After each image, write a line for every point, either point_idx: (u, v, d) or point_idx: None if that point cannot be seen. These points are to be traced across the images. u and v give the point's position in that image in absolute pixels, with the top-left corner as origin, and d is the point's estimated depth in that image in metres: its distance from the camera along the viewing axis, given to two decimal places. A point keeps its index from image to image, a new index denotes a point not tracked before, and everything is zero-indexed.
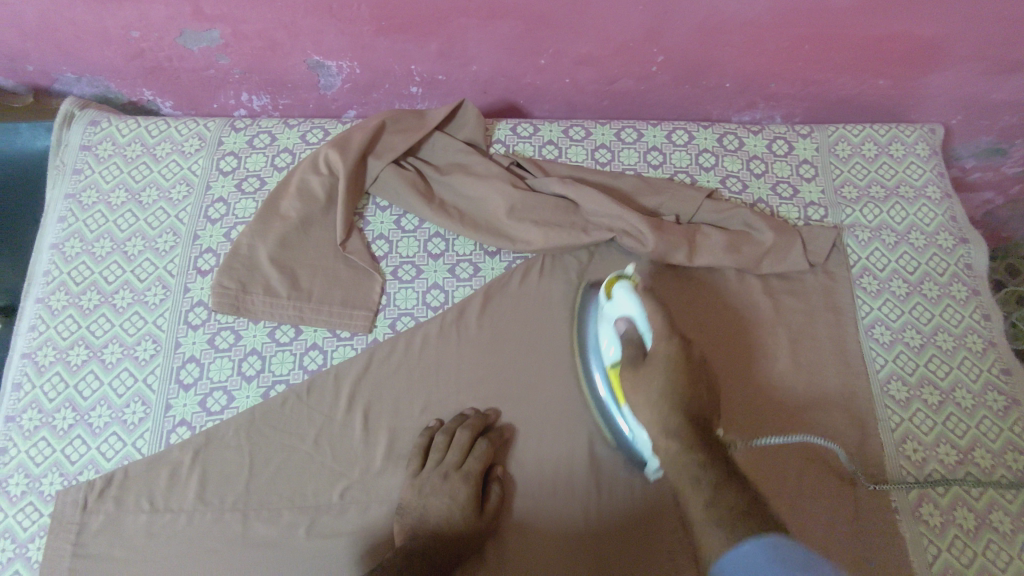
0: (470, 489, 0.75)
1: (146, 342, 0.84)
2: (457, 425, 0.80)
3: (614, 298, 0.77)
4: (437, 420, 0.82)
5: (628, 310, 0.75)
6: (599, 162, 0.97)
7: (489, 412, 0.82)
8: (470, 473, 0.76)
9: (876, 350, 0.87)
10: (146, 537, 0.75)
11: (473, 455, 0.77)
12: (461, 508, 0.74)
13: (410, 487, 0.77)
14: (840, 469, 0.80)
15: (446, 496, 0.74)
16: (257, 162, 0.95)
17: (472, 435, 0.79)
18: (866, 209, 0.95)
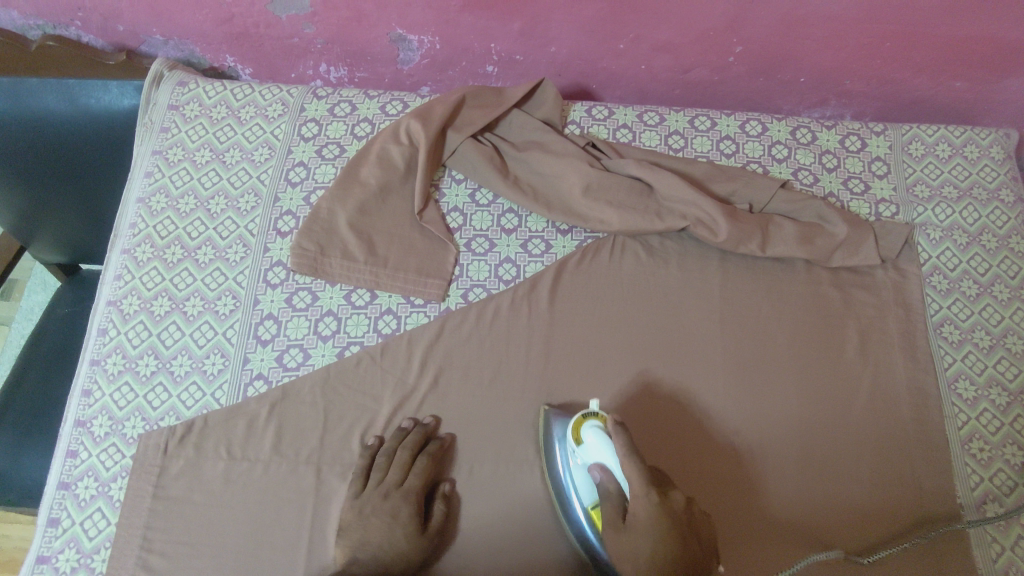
0: (412, 507, 0.75)
1: (226, 298, 0.87)
2: (397, 443, 0.79)
3: (582, 444, 0.74)
4: (408, 420, 0.81)
5: (601, 458, 0.72)
6: (672, 148, 0.98)
7: (430, 422, 0.81)
8: (410, 491, 0.76)
9: (945, 349, 0.87)
10: (223, 484, 0.77)
11: (414, 473, 0.77)
12: (403, 528, 0.74)
13: (350, 507, 0.76)
14: (903, 469, 0.81)
15: (386, 516, 0.75)
16: (338, 130, 0.97)
17: (412, 453, 0.78)
18: (938, 209, 0.95)
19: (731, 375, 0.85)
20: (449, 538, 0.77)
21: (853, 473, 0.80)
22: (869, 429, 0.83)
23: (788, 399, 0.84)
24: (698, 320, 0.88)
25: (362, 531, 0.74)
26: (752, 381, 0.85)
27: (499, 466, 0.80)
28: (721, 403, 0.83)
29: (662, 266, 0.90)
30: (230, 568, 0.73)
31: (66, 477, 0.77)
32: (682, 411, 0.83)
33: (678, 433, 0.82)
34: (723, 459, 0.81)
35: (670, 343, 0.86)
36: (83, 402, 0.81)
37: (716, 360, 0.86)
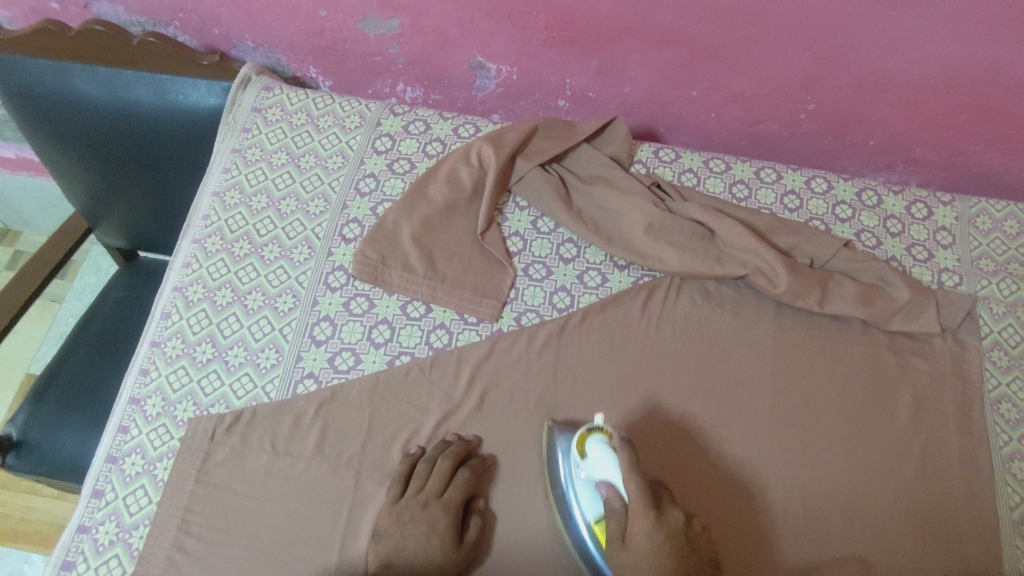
0: (450, 520, 0.75)
1: (287, 295, 0.89)
2: (439, 452, 0.79)
3: (587, 457, 0.74)
4: (454, 435, 0.81)
5: (606, 474, 0.72)
6: (736, 196, 0.98)
7: (472, 440, 0.81)
8: (449, 503, 0.76)
9: (1001, 426, 0.85)
10: (264, 477, 0.78)
11: (454, 485, 0.77)
12: (440, 539, 0.73)
13: (388, 512, 0.76)
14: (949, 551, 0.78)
15: (425, 524, 0.74)
16: (410, 147, 1.00)
17: (453, 464, 0.78)
18: (1003, 284, 0.94)
19: (784, 442, 0.83)
20: (481, 559, 0.76)
21: (895, 568, 0.77)
22: (918, 517, 0.80)
23: (839, 475, 0.81)
24: (753, 387, 0.86)
25: (399, 537, 0.74)
26: (801, 442, 0.83)
27: (537, 494, 0.80)
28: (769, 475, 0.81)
29: (713, 312, 0.90)
30: (263, 559, 0.74)
31: (115, 452, 0.79)
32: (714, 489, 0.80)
33: (666, 342, 0.88)
34: (708, 373, 0.87)
35: (719, 416, 0.84)
36: (139, 380, 0.83)
37: (766, 428, 0.84)
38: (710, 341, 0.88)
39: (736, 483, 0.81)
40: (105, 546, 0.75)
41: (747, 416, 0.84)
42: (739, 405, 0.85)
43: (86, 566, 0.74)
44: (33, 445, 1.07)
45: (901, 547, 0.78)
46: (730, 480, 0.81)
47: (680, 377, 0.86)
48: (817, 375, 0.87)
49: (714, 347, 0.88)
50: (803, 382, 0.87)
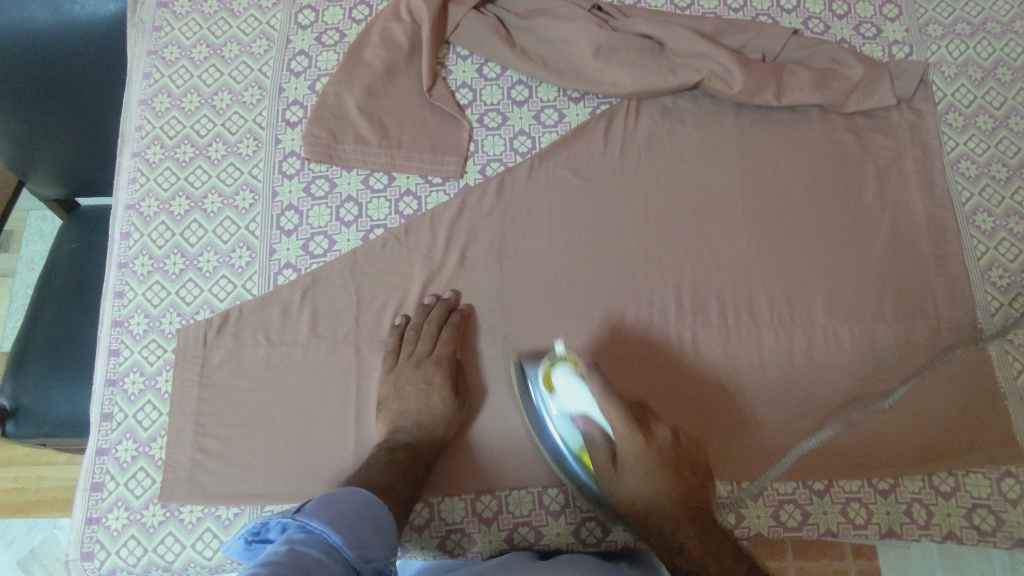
0: (445, 372, 0.78)
1: (244, 192, 0.86)
2: (423, 317, 0.80)
3: (557, 391, 0.73)
4: (433, 295, 0.82)
5: (580, 406, 0.71)
6: (678, 6, 0.95)
7: (450, 296, 0.82)
8: (441, 357, 0.78)
9: (962, 184, 0.88)
10: (266, 368, 0.80)
11: (442, 341, 0.79)
12: (438, 395, 0.77)
13: (387, 381, 0.79)
14: (922, 307, 0.83)
15: (421, 382, 0.77)
16: (335, 15, 0.93)
17: (438, 325, 0.80)
18: (952, 46, 0.93)
19: (761, 244, 0.85)
20: (479, 402, 0.80)
21: (878, 334, 0.82)
22: (896, 285, 0.84)
23: (824, 262, 0.85)
24: (725, 194, 0.87)
25: (400, 401, 0.78)
26: (778, 235, 0.86)
27: (535, 329, 0.82)
28: (749, 277, 0.84)
29: (677, 126, 0.89)
30: (283, 443, 0.77)
31: (113, 374, 0.79)
32: (695, 295, 0.84)
33: (641, 163, 0.88)
34: (679, 182, 0.88)
35: (696, 231, 0.86)
36: (117, 304, 0.82)
37: (743, 229, 0.86)
38: (678, 159, 0.88)
39: (720, 285, 0.84)
40: (128, 462, 0.76)
41: (724, 218, 0.86)
42: (713, 207, 0.87)
43: (114, 483, 0.75)
44: (29, 408, 1.00)
45: (882, 315, 0.83)
46: (716, 280, 0.84)
47: (656, 194, 0.87)
48: (787, 173, 0.88)
49: (683, 167, 0.88)
50: (774, 175, 0.88)
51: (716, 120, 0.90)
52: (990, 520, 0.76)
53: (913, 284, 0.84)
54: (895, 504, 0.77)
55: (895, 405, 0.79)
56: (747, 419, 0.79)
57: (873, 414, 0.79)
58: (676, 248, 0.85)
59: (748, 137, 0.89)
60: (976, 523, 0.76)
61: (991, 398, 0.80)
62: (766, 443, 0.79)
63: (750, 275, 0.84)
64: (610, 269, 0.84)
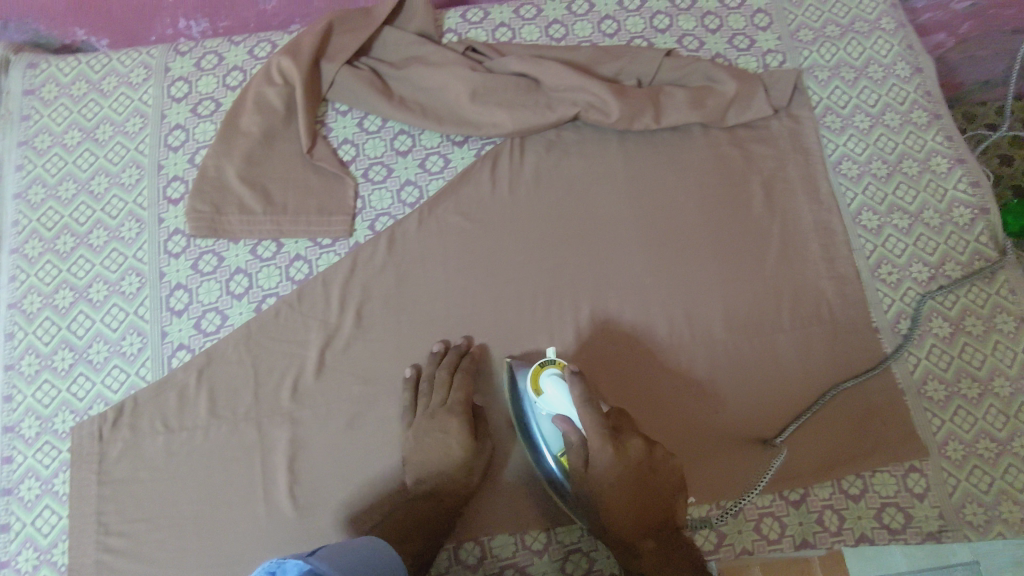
0: None
1: (130, 277, 0.84)
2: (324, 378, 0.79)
3: (543, 393, 0.73)
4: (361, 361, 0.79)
5: (561, 408, 0.72)
6: (553, 38, 0.95)
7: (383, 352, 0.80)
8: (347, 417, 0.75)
9: (845, 185, 0.90)
10: (166, 457, 0.78)
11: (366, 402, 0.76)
12: None
13: None
14: (815, 309, 0.84)
15: None
16: (209, 84, 0.92)
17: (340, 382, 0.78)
18: (823, 49, 0.95)
19: (655, 266, 0.86)
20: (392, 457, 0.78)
21: (777, 343, 0.83)
22: (789, 290, 0.85)
23: (720, 278, 0.85)
24: (616, 219, 0.87)
25: None
26: (670, 254, 0.86)
27: None
28: (645, 297, 0.85)
29: (562, 156, 0.89)
30: (192, 532, 0.75)
31: (7, 483, 0.77)
32: (596, 325, 0.84)
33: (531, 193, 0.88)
34: (569, 212, 0.87)
35: (591, 261, 0.86)
36: (7, 408, 0.80)
37: (636, 252, 0.86)
38: (567, 191, 0.88)
39: (619, 312, 0.84)
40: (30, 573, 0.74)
41: (616, 243, 0.86)
42: (605, 234, 0.87)
43: None
44: None
45: (780, 324, 0.84)
46: (615, 309, 0.84)
47: (548, 226, 0.87)
48: (675, 192, 0.88)
49: (573, 199, 0.88)
50: (661, 194, 0.88)
51: (600, 145, 0.90)
52: (899, 518, 0.77)
53: (805, 288, 0.85)
54: (807, 514, 0.77)
55: (792, 416, 0.80)
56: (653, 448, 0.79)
57: (771, 422, 0.80)
58: (573, 279, 0.85)
59: (633, 158, 0.89)
60: (887, 522, 0.77)
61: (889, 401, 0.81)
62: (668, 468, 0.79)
63: (645, 299, 0.84)
64: (507, 312, 0.84)
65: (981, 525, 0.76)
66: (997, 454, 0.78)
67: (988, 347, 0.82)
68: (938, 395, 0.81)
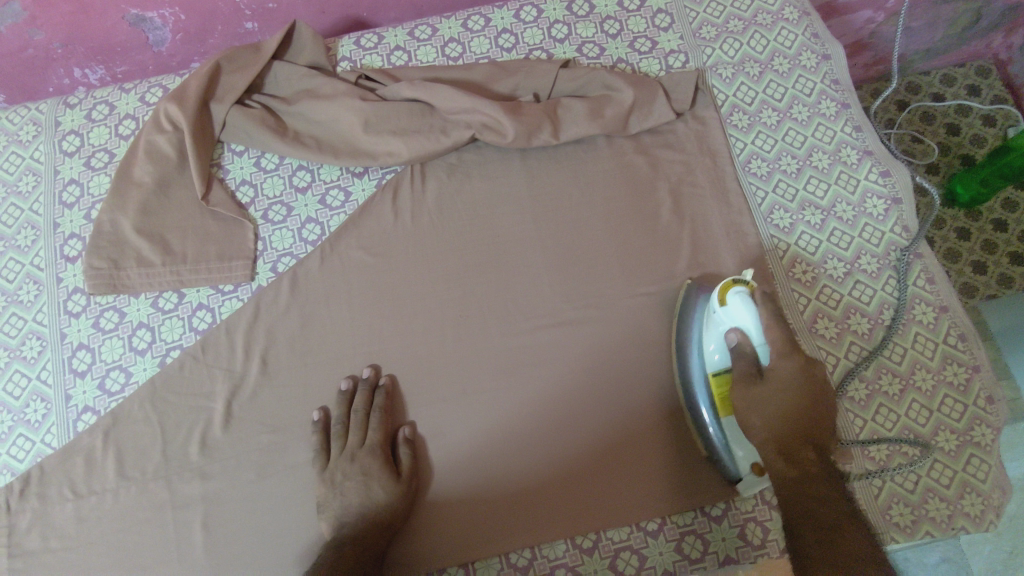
0: None
1: (31, 341, 0.83)
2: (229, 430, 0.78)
3: (726, 308, 0.71)
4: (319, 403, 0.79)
5: (743, 322, 0.69)
6: (450, 57, 0.93)
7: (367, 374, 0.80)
8: None
9: (756, 185, 0.87)
10: (75, 524, 0.76)
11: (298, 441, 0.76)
12: None
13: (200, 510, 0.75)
14: None
15: None
16: (101, 135, 0.91)
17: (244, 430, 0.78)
18: (726, 45, 0.93)
19: (564, 286, 0.84)
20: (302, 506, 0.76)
21: None
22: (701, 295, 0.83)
23: (632, 288, 0.83)
24: (522, 238, 0.86)
25: None
26: (580, 269, 0.85)
27: None
28: (556, 314, 0.83)
29: (463, 181, 0.88)
30: None
31: None
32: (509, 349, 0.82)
33: (436, 223, 0.86)
34: (476, 236, 0.86)
35: (497, 285, 0.84)
36: None
37: (544, 269, 0.85)
38: (471, 215, 0.87)
39: (530, 333, 0.82)
40: None
41: (523, 262, 0.85)
42: (510, 254, 0.85)
43: None
44: None
45: None
46: (527, 329, 0.82)
47: (454, 251, 0.85)
48: (580, 206, 0.87)
49: (476, 223, 0.87)
50: (568, 209, 0.87)
51: (502, 167, 0.89)
52: None
53: None
54: (728, 529, 0.74)
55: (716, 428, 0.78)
56: (575, 472, 0.77)
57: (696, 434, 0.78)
58: (481, 303, 0.84)
59: (537, 176, 0.88)
60: None
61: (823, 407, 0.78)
62: (593, 489, 0.76)
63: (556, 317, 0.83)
64: (416, 343, 0.82)
65: (907, 526, 0.73)
66: (922, 450, 0.76)
67: (908, 340, 0.80)
68: (859, 395, 0.78)
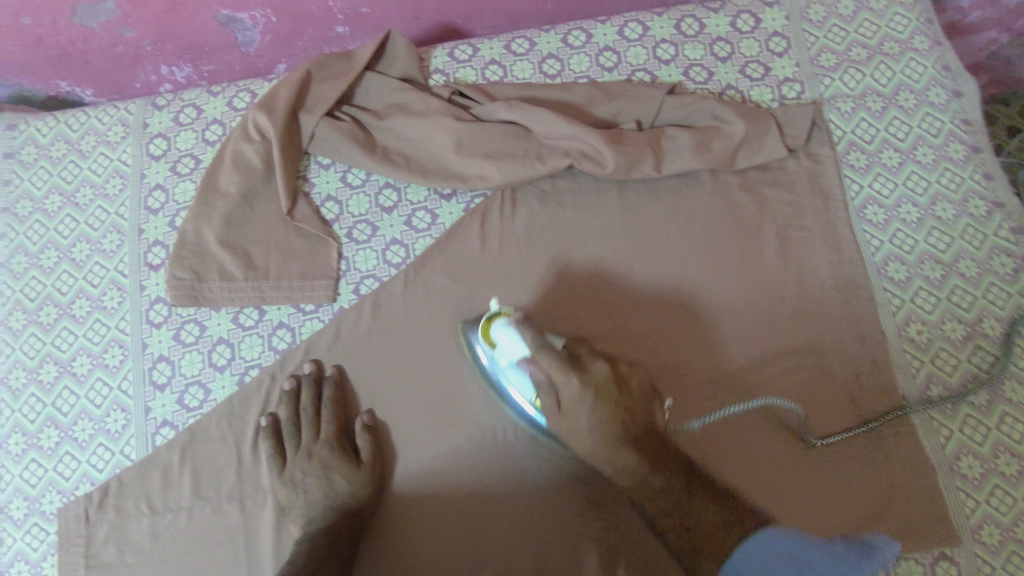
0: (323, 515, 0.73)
1: (113, 349, 0.82)
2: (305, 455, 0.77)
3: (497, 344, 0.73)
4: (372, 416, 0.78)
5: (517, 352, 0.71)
6: (548, 74, 0.88)
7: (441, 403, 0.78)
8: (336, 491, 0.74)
9: (870, 232, 0.81)
10: (151, 539, 0.76)
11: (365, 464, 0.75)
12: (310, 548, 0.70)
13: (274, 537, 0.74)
14: (823, 362, 0.77)
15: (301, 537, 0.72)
16: (188, 140, 0.89)
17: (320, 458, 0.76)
18: (847, 76, 0.86)
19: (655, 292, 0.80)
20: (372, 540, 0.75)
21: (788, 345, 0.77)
22: (796, 340, 0.78)
23: (724, 297, 0.79)
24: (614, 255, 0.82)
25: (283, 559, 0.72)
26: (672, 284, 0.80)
27: (423, 440, 0.77)
28: (654, 315, 0.79)
29: (553, 209, 0.84)
30: None
31: None
32: None
33: (522, 251, 0.82)
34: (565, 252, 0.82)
35: (582, 318, 0.80)
36: None
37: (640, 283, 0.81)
38: (559, 246, 0.83)
39: None
40: None
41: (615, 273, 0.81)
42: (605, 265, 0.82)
43: None
44: None
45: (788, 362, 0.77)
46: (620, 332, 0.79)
47: (541, 266, 0.82)
48: (669, 242, 0.82)
49: (563, 253, 0.82)
50: (661, 244, 0.82)
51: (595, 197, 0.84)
52: None
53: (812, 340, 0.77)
54: None
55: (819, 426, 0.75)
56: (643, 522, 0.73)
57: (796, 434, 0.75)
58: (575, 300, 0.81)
59: (631, 207, 0.83)
60: None
61: (823, 427, 0.75)
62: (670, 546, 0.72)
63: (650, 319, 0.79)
64: None
65: None
66: None
67: None
68: (973, 473, 0.72)
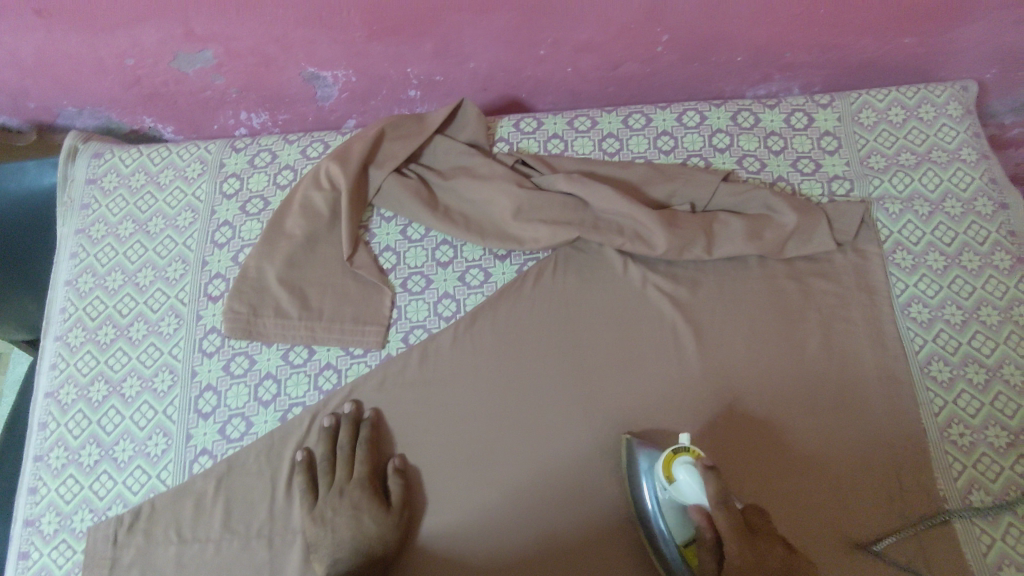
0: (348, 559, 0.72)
1: (163, 373, 0.84)
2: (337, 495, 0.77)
3: (676, 483, 0.68)
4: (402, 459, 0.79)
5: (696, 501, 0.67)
6: (607, 152, 0.93)
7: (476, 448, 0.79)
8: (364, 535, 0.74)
9: (914, 330, 0.82)
10: (175, 568, 0.76)
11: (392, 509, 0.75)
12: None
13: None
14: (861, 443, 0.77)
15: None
16: (260, 182, 0.94)
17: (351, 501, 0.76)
18: (895, 178, 0.89)
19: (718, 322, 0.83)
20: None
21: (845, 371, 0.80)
22: (832, 422, 0.78)
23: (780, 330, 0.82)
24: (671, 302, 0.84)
25: None
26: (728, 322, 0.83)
27: (454, 479, 0.78)
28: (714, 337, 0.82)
29: (600, 280, 0.86)
30: None
31: None
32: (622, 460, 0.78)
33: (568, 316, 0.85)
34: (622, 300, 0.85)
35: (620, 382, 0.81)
36: (31, 500, 0.80)
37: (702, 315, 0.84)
38: (605, 316, 0.84)
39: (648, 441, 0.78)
40: None
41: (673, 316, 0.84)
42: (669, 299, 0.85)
43: None
44: None
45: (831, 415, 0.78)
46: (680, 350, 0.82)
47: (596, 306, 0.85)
48: (710, 323, 0.83)
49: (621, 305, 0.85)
50: (707, 321, 0.83)
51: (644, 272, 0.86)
52: None
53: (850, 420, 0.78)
54: None
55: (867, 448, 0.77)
56: None
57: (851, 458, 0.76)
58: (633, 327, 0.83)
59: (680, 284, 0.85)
60: None
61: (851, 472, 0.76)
62: None
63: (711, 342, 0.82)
64: (532, 437, 0.79)
65: None
66: None
67: None
68: None
